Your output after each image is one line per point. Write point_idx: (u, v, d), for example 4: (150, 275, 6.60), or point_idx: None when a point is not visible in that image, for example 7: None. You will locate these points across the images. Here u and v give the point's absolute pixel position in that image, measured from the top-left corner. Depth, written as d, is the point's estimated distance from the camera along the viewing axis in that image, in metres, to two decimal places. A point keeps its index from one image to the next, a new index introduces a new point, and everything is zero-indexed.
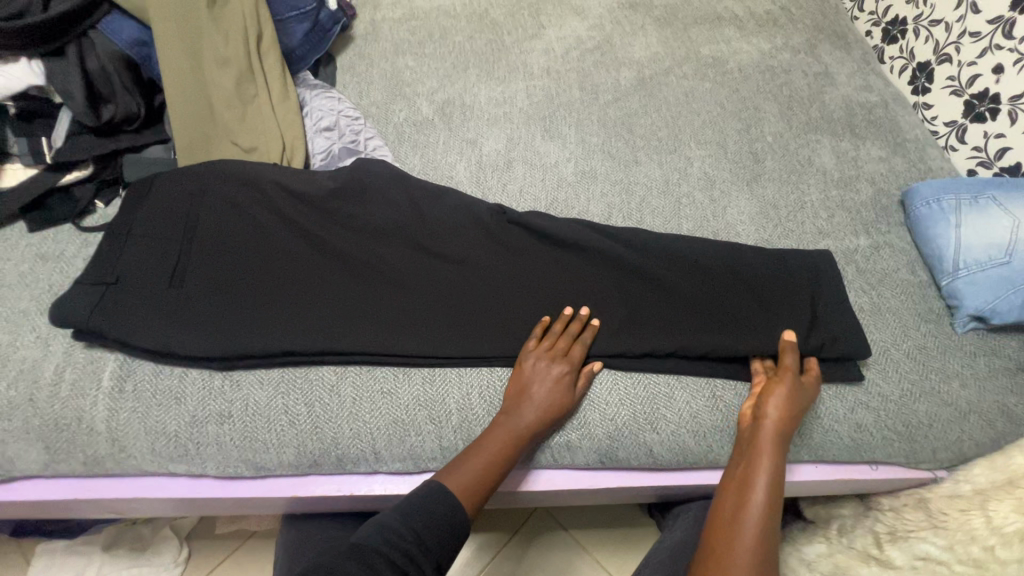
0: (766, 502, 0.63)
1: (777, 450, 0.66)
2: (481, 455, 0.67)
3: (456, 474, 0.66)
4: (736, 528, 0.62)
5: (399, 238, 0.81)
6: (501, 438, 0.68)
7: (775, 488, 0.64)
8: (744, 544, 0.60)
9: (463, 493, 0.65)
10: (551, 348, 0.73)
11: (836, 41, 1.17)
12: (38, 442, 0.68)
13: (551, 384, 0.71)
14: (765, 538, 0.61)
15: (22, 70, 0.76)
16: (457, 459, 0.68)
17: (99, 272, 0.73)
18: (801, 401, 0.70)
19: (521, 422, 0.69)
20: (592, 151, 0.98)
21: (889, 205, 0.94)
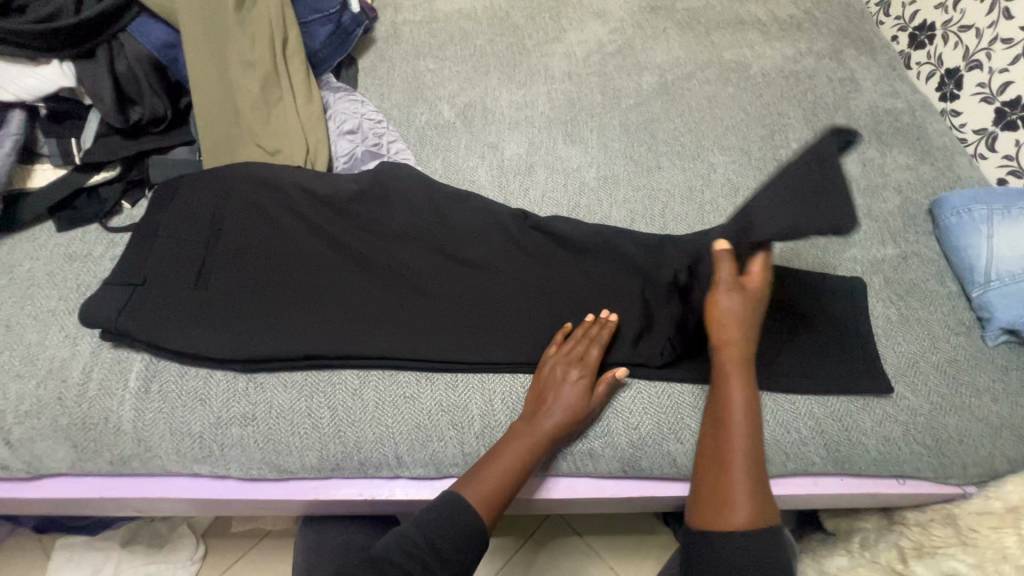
0: (750, 432, 0.63)
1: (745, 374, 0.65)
2: (500, 463, 0.66)
3: (473, 487, 0.64)
4: (728, 464, 0.62)
5: (421, 243, 0.81)
6: (517, 437, 0.68)
7: (753, 414, 0.64)
8: (739, 479, 0.61)
9: (483, 505, 0.64)
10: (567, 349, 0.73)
11: (861, 46, 1.16)
12: (66, 441, 0.69)
13: (564, 381, 0.70)
14: (755, 466, 0.62)
15: (54, 72, 0.78)
16: (472, 471, 0.66)
17: (127, 273, 0.74)
18: (757, 305, 0.67)
19: (541, 427, 0.68)
20: (614, 156, 0.97)
21: (917, 214, 0.92)
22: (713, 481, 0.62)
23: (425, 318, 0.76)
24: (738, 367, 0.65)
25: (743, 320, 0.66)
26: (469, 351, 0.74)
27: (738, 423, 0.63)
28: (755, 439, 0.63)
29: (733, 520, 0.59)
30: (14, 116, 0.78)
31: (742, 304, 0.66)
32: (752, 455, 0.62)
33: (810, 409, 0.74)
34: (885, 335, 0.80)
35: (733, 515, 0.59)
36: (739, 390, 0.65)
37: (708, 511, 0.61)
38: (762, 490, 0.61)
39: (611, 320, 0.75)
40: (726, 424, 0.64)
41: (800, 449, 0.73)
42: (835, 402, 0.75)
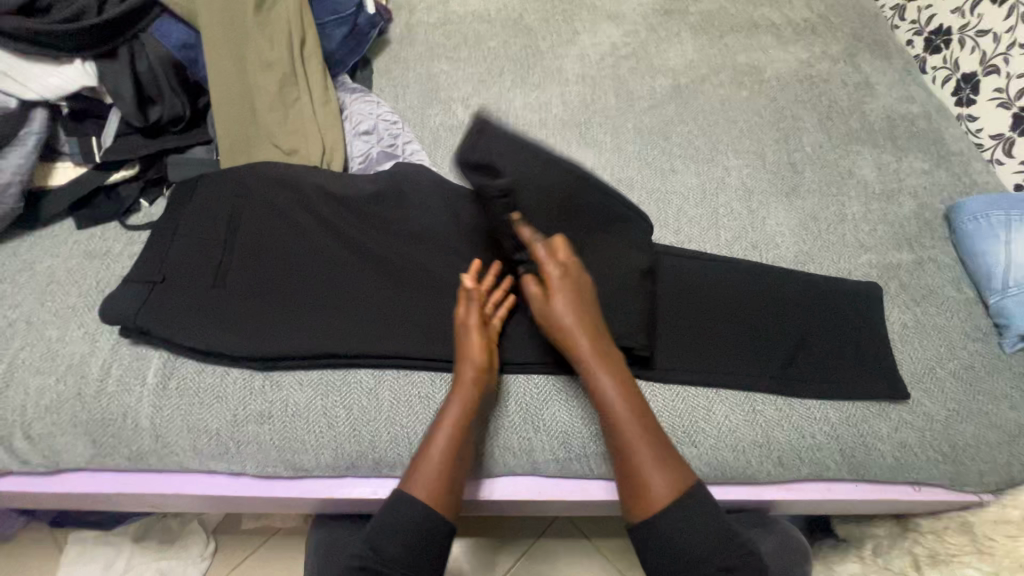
0: (628, 405, 0.66)
1: (600, 354, 0.69)
2: (431, 452, 0.66)
3: (416, 484, 0.64)
4: (623, 442, 0.65)
5: (434, 243, 0.81)
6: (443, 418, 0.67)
7: (626, 386, 0.68)
8: (640, 453, 0.64)
9: (435, 499, 0.64)
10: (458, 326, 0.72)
11: (876, 50, 1.15)
12: (85, 436, 0.70)
13: (461, 357, 0.70)
14: (651, 434, 0.65)
15: (75, 72, 0.78)
16: (411, 468, 0.66)
17: (147, 271, 0.75)
18: (580, 291, 0.71)
19: (452, 404, 0.67)
20: (628, 159, 0.97)
21: (933, 219, 0.92)
22: (621, 464, 0.66)
23: (437, 317, 0.76)
24: (592, 352, 0.69)
25: (579, 313, 0.70)
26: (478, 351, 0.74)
27: (617, 401, 0.67)
28: (639, 408, 0.67)
29: (653, 494, 0.63)
30: (38, 115, 0.78)
31: (567, 301, 0.70)
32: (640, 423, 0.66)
33: (825, 414, 0.74)
34: (900, 341, 0.80)
35: (650, 488, 0.63)
36: (604, 371, 0.68)
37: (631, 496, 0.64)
38: (667, 452, 0.65)
39: (474, 285, 0.73)
40: (604, 408, 0.67)
41: (815, 454, 0.73)
42: (850, 407, 0.75)
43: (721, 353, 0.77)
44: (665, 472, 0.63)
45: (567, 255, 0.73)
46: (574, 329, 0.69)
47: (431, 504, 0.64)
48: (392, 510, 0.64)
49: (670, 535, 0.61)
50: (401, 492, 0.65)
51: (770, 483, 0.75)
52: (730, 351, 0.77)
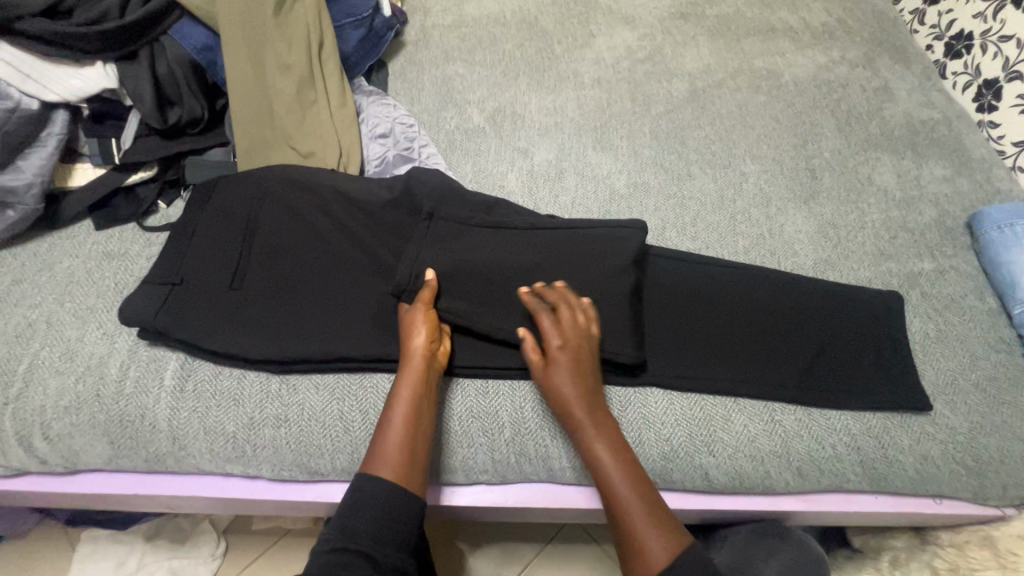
0: (622, 472, 0.66)
1: (594, 419, 0.68)
2: (391, 431, 0.65)
3: (377, 465, 0.63)
4: (619, 507, 0.65)
5: (443, 229, 0.79)
6: (396, 396, 0.66)
7: (621, 451, 0.67)
8: (636, 519, 0.64)
9: (402, 478, 0.63)
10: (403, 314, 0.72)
11: (895, 55, 1.14)
12: (103, 437, 0.70)
13: (408, 339, 0.69)
14: (648, 500, 0.65)
15: (98, 74, 0.78)
16: (371, 451, 0.65)
17: (166, 272, 0.75)
18: (578, 356, 0.69)
19: (404, 382, 0.67)
20: (645, 164, 0.96)
21: (955, 227, 0.90)
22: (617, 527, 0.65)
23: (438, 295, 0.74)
24: (587, 420, 0.67)
25: (577, 381, 0.68)
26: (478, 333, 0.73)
27: (613, 468, 0.66)
28: (634, 475, 0.66)
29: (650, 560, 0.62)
30: (58, 117, 0.79)
31: (565, 371, 0.68)
32: (633, 487, 0.65)
33: (846, 425, 0.73)
34: (922, 351, 0.79)
35: (647, 552, 0.62)
36: (599, 437, 0.67)
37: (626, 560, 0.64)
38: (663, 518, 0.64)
39: (432, 277, 0.73)
40: (601, 476, 0.66)
41: (835, 465, 0.72)
42: (871, 418, 0.74)
43: (740, 362, 0.76)
44: (658, 538, 0.62)
45: (569, 316, 0.70)
46: (570, 399, 0.68)
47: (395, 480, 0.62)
48: (358, 488, 0.62)
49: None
50: (366, 473, 0.63)
51: (788, 494, 0.74)
52: (748, 359, 0.76)
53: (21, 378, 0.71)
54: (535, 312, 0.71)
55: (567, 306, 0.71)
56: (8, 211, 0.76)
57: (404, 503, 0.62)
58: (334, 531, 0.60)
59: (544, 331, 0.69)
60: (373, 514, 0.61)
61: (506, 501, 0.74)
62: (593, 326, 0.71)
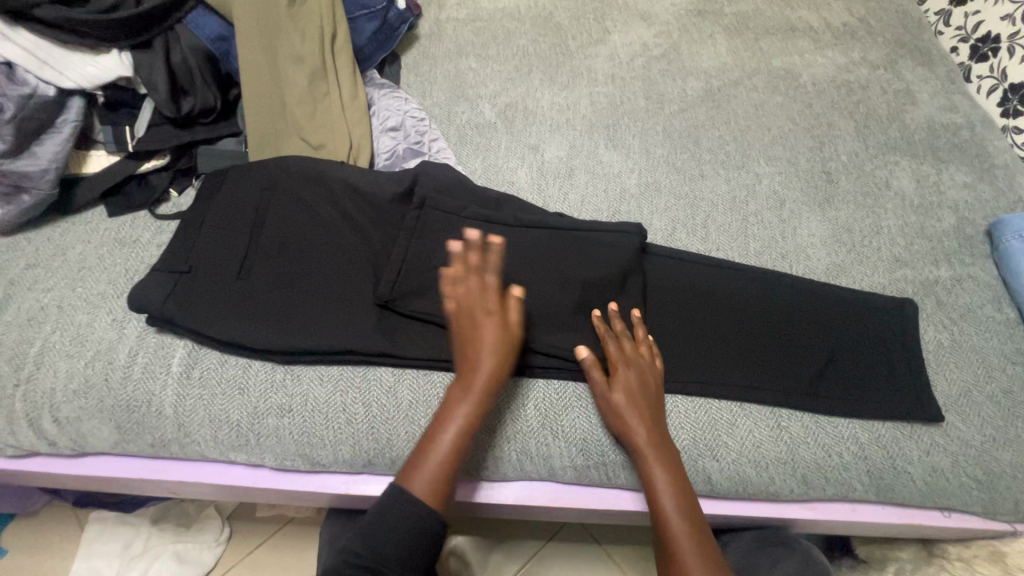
0: (677, 505, 0.65)
1: (653, 445, 0.67)
2: (440, 444, 0.65)
3: (419, 477, 0.63)
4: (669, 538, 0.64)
5: (436, 219, 0.79)
6: (454, 406, 0.66)
7: (678, 482, 0.66)
8: (686, 554, 0.63)
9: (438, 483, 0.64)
10: (461, 308, 0.69)
11: (918, 57, 1.11)
12: (110, 422, 0.71)
13: (477, 348, 0.68)
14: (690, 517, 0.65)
15: (112, 61, 0.79)
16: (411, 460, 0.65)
17: (175, 261, 0.75)
18: (641, 381, 0.69)
19: (460, 401, 0.66)
20: (657, 163, 0.95)
21: (974, 235, 0.88)
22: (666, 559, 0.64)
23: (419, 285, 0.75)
24: (644, 445, 0.67)
25: (637, 405, 0.68)
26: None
27: (667, 498, 0.65)
28: (688, 510, 0.65)
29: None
30: (74, 104, 0.79)
31: (626, 394, 0.68)
32: (687, 520, 0.64)
33: (854, 434, 0.72)
34: (936, 362, 0.77)
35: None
36: (658, 464, 0.66)
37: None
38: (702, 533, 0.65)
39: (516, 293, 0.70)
40: (656, 506, 0.66)
41: (841, 475, 0.71)
42: (881, 428, 0.72)
43: (746, 367, 0.75)
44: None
45: (628, 341, 0.72)
46: (629, 423, 0.68)
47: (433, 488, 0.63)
48: (385, 507, 0.62)
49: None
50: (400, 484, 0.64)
51: (793, 501, 0.73)
52: (755, 364, 0.75)
53: (32, 360, 0.72)
54: (603, 334, 0.73)
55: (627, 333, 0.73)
56: (24, 196, 0.77)
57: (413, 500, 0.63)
58: (354, 536, 0.61)
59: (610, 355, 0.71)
60: (396, 522, 0.61)
61: (506, 499, 0.74)
62: (657, 355, 0.73)
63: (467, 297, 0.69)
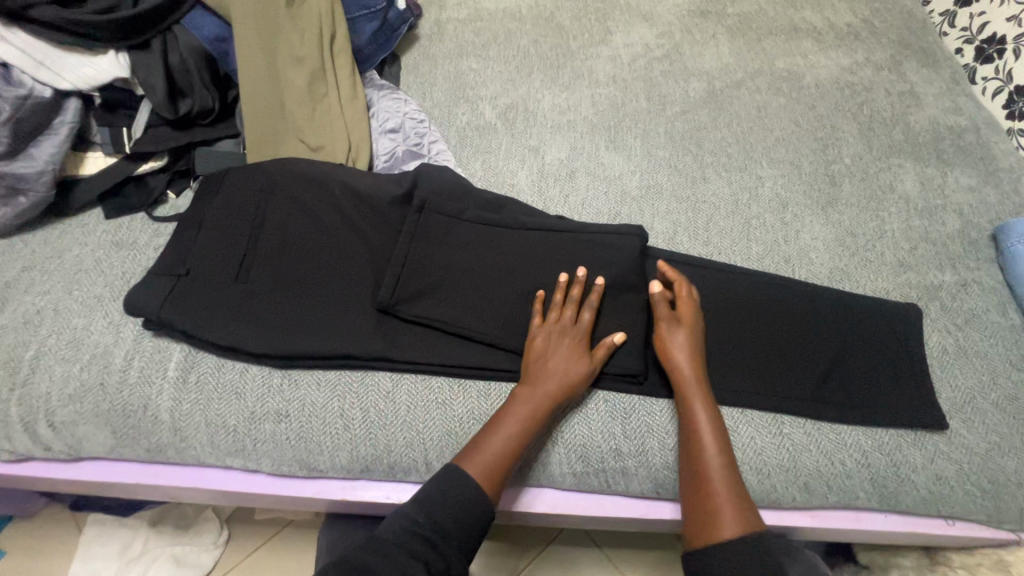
0: (715, 440, 0.66)
1: (702, 382, 0.70)
2: (493, 441, 0.65)
3: (470, 464, 0.64)
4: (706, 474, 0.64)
5: (436, 222, 0.79)
6: (509, 410, 0.67)
7: (718, 421, 0.68)
8: (718, 486, 0.64)
9: (485, 478, 0.63)
10: (551, 335, 0.71)
11: (923, 59, 1.10)
12: (106, 426, 0.70)
13: (548, 366, 0.69)
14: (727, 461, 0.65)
15: (110, 62, 0.78)
16: (465, 449, 0.65)
17: (171, 263, 0.75)
18: (700, 330, 0.73)
19: (518, 406, 0.67)
20: (658, 165, 0.94)
21: (979, 239, 0.87)
22: (696, 490, 0.64)
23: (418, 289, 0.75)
24: (694, 379, 0.69)
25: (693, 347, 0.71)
26: (463, 332, 0.74)
27: (707, 431, 0.67)
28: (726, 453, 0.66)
29: (721, 529, 0.61)
30: (70, 105, 0.79)
31: (688, 335, 0.71)
32: (724, 455, 0.65)
33: (857, 441, 0.71)
34: (940, 368, 0.76)
35: (722, 521, 0.61)
36: (704, 406, 0.68)
37: (696, 524, 0.63)
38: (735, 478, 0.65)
39: (621, 339, 0.72)
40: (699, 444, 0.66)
41: (844, 482, 0.70)
42: (884, 435, 0.72)
43: (749, 372, 0.74)
44: (736, 510, 0.62)
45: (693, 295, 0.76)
46: (684, 359, 0.70)
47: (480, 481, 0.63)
48: (426, 502, 0.61)
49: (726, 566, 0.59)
50: (449, 467, 0.63)
51: (794, 509, 0.72)
52: (757, 369, 0.74)
53: (27, 365, 0.71)
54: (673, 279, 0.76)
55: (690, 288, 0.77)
56: (19, 197, 0.77)
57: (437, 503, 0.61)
58: (413, 503, 0.61)
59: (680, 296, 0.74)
60: (457, 495, 0.61)
61: (506, 505, 0.72)
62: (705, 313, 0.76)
63: (558, 326, 0.71)
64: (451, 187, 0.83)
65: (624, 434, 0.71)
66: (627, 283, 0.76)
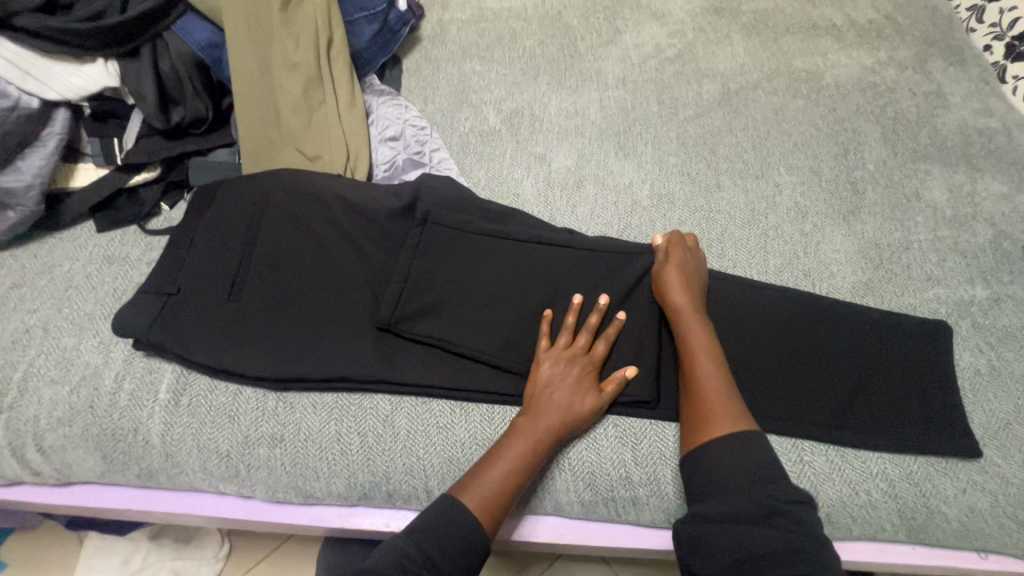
0: (709, 357, 0.65)
1: (698, 309, 0.69)
2: (493, 471, 0.62)
3: (469, 492, 0.60)
4: (699, 383, 0.64)
5: (439, 236, 0.75)
6: (510, 440, 0.64)
7: (713, 340, 0.67)
8: (711, 392, 0.63)
9: (484, 509, 0.60)
10: (558, 363, 0.68)
11: (949, 57, 1.05)
12: (96, 451, 0.68)
13: (552, 393, 0.66)
14: (725, 376, 0.65)
15: (97, 70, 0.75)
16: (464, 476, 0.62)
17: (163, 281, 0.72)
18: (694, 264, 0.73)
19: (520, 433, 0.64)
20: (670, 172, 0.90)
21: (1012, 251, 0.82)
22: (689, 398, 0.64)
23: (418, 308, 0.71)
24: (689, 304, 0.69)
25: (690, 279, 0.71)
26: (466, 352, 0.70)
27: (703, 351, 0.66)
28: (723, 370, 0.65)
29: (713, 432, 0.60)
30: (59, 115, 0.76)
31: (683, 268, 0.71)
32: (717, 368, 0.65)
33: (883, 469, 0.67)
34: (972, 391, 0.72)
35: (714, 422, 0.61)
36: (699, 327, 0.68)
37: (691, 430, 0.62)
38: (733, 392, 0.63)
39: (633, 372, 0.68)
40: (692, 359, 0.66)
41: (869, 514, 0.66)
42: (913, 463, 0.67)
43: (768, 394, 0.70)
44: (731, 416, 0.61)
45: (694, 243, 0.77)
46: (681, 287, 0.70)
47: (479, 513, 0.59)
48: (421, 534, 0.57)
49: (715, 462, 0.58)
50: (447, 496, 0.60)
51: None
52: (777, 392, 0.70)
53: (15, 387, 0.69)
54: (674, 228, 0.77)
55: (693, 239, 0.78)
56: (8, 212, 0.74)
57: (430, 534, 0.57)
58: (406, 534, 0.58)
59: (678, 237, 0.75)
60: (454, 527, 0.58)
61: (511, 533, 0.69)
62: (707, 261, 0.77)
63: (567, 354, 0.68)
64: (452, 198, 0.79)
65: (635, 461, 0.67)
66: (632, 299, 0.73)
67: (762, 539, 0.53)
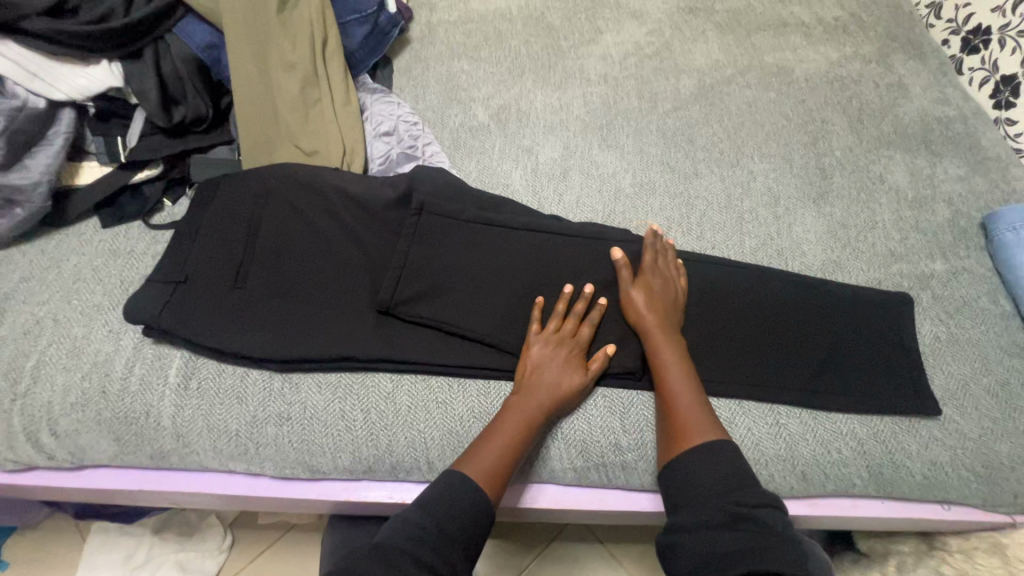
0: (678, 375, 0.69)
1: (667, 330, 0.72)
2: (492, 445, 0.66)
3: (471, 465, 0.65)
4: (671, 401, 0.68)
5: (434, 223, 0.79)
6: (506, 416, 0.68)
7: (684, 358, 0.71)
8: (682, 407, 0.67)
9: (486, 480, 0.64)
10: (547, 346, 0.72)
11: (910, 51, 1.11)
12: (109, 434, 0.71)
13: (545, 366, 0.70)
14: (696, 391, 0.68)
15: (104, 72, 0.79)
16: (466, 450, 0.67)
17: (170, 271, 0.75)
18: (660, 286, 0.75)
19: (513, 412, 0.68)
20: (651, 162, 0.95)
21: (969, 229, 0.89)
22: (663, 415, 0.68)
23: (415, 292, 0.75)
24: (656, 325, 0.72)
25: (656, 300, 0.74)
26: (463, 331, 0.74)
27: (671, 370, 0.69)
28: (693, 387, 0.68)
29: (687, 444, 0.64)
30: (65, 115, 0.79)
31: (647, 291, 0.74)
32: (688, 387, 0.68)
33: (852, 429, 0.72)
34: (932, 355, 0.77)
35: (686, 435, 0.65)
36: (666, 346, 0.71)
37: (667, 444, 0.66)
38: (705, 406, 0.67)
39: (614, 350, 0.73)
40: (663, 379, 0.69)
41: (841, 470, 0.71)
42: (879, 422, 0.73)
43: (745, 363, 0.75)
44: (702, 426, 0.65)
45: (665, 258, 0.78)
46: (644, 312, 0.73)
47: (481, 483, 0.64)
48: (430, 505, 0.61)
49: (689, 473, 0.62)
50: (450, 470, 0.64)
51: (793, 498, 0.73)
52: (754, 360, 0.75)
53: (28, 375, 0.72)
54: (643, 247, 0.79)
55: (669, 255, 0.78)
56: (16, 208, 0.77)
57: (439, 509, 0.61)
58: (416, 508, 0.61)
59: (643, 258, 0.77)
60: (460, 497, 0.62)
61: (513, 502, 0.73)
62: (684, 273, 0.78)
63: (556, 338, 0.72)
64: (445, 188, 0.84)
65: (624, 428, 0.72)
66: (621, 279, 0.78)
67: (731, 541, 0.55)
